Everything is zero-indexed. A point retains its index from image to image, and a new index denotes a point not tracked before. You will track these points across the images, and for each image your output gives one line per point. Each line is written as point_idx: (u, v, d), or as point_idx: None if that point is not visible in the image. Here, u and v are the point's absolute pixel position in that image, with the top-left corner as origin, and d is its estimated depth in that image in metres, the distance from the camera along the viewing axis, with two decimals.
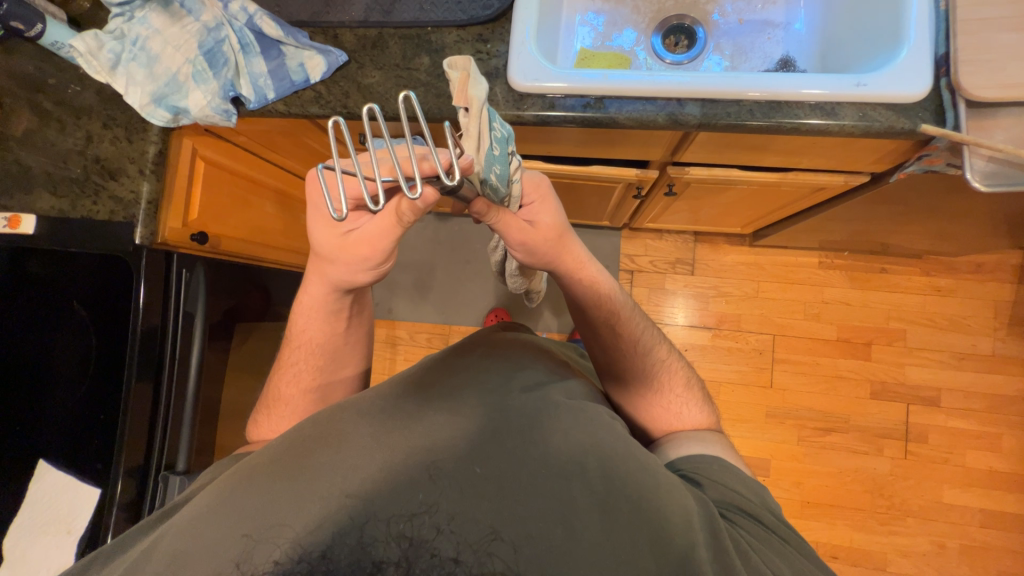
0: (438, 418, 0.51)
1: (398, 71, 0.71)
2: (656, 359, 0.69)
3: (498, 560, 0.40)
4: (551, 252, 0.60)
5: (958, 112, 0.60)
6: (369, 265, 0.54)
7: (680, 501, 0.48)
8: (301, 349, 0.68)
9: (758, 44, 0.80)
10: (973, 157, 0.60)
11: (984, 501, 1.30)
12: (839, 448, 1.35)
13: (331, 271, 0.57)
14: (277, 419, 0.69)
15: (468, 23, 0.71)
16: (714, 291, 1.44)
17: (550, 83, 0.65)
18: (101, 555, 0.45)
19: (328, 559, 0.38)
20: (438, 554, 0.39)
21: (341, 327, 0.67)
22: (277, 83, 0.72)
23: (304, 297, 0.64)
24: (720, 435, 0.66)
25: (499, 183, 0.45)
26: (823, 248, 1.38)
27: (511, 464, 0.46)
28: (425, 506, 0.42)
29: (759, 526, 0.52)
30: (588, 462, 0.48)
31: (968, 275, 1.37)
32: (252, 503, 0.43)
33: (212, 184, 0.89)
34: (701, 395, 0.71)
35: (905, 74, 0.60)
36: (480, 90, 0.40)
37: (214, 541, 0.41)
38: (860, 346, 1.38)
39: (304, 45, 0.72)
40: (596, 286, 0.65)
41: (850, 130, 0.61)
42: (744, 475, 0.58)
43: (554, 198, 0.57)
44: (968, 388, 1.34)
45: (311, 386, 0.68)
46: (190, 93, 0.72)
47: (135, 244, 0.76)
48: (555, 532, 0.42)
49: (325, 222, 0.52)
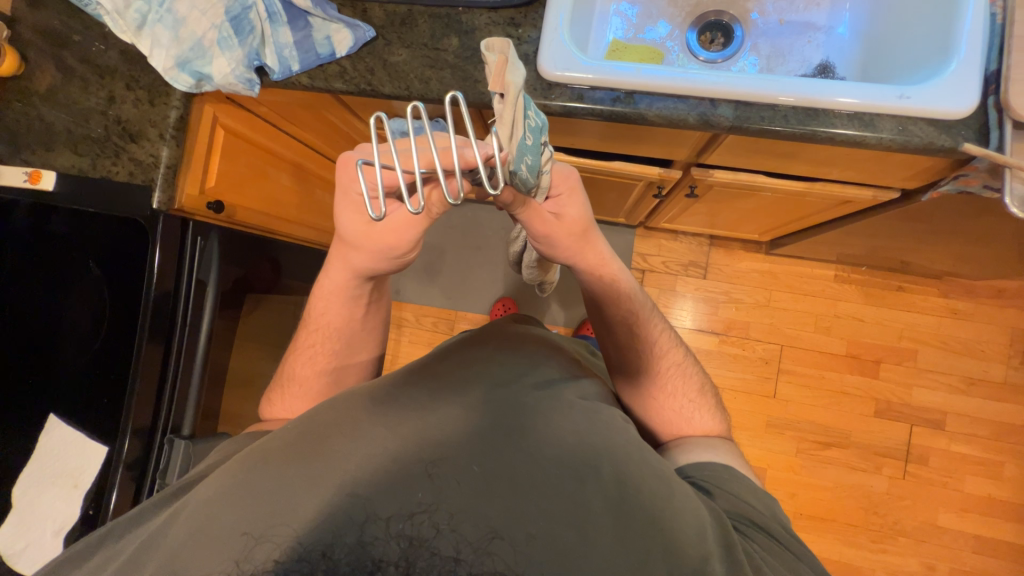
0: (446, 413, 0.51)
1: (426, 51, 0.69)
2: (671, 362, 0.69)
3: (498, 559, 0.40)
4: (574, 247, 0.59)
5: (1002, 132, 0.58)
6: (395, 255, 0.55)
7: (692, 511, 0.48)
8: (318, 332, 0.68)
9: (798, 46, 0.77)
10: (1013, 180, 0.58)
11: (979, 527, 1.29)
12: (837, 463, 1.35)
13: (355, 258, 0.56)
14: (289, 399, 0.69)
15: (500, 6, 0.69)
16: (725, 296, 1.43)
17: (580, 74, 0.63)
18: (120, 526, 0.48)
19: (328, 558, 0.37)
20: (438, 553, 0.38)
21: (360, 312, 0.67)
22: (303, 56, 0.71)
23: (326, 281, 0.63)
24: (730, 443, 0.66)
25: (530, 174, 0.44)
26: (840, 261, 1.36)
27: (517, 465, 0.47)
28: (424, 506, 0.41)
29: (770, 539, 0.52)
30: (592, 466, 0.48)
31: (988, 300, 1.34)
32: (258, 494, 0.44)
33: (230, 153, 0.88)
34: (713, 401, 0.70)
35: (951, 89, 0.57)
36: (518, 77, 0.38)
37: (216, 538, 0.41)
38: (868, 363, 1.36)
39: (331, 17, 0.71)
40: (615, 284, 0.65)
41: (888, 143, 0.59)
42: (755, 485, 0.58)
43: (583, 195, 0.56)
44: (975, 414, 1.32)
45: (326, 368, 0.69)
46: (215, 60, 0.71)
47: (151, 210, 0.77)
48: (561, 537, 0.42)
49: (352, 209, 0.51)
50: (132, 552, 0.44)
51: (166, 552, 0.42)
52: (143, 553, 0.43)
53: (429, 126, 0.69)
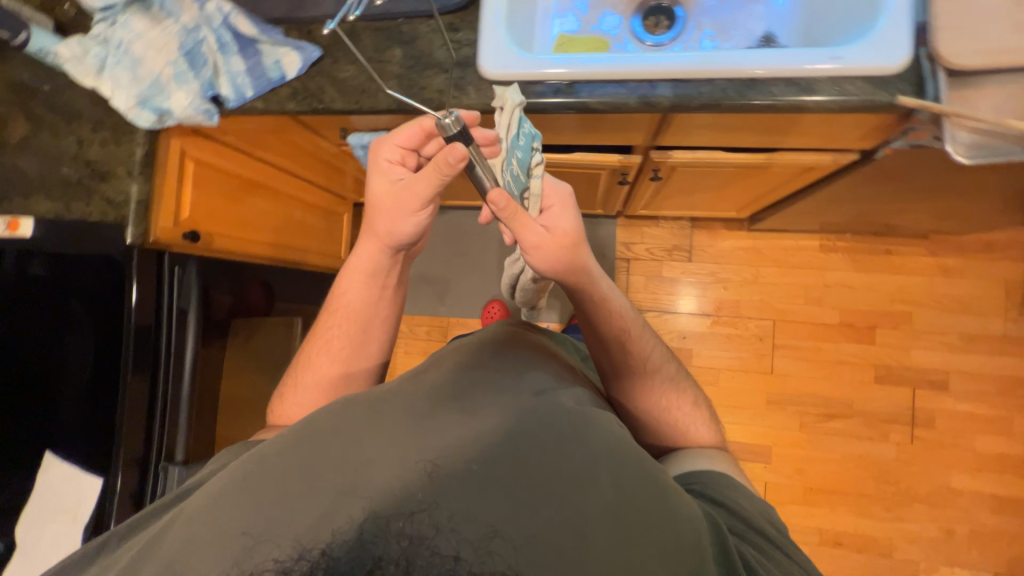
0: (452, 421, 0.53)
1: (371, 64, 0.70)
2: (666, 377, 0.71)
3: (499, 558, 0.40)
4: (564, 260, 0.60)
5: (938, 82, 0.56)
6: (412, 212, 0.62)
7: (690, 519, 0.49)
8: (338, 314, 0.75)
9: (740, 21, 0.78)
10: (954, 129, 0.55)
11: (994, 486, 1.27)
12: (843, 433, 1.33)
13: (380, 223, 0.66)
14: (302, 387, 0.74)
15: (438, 13, 0.69)
16: (712, 277, 1.42)
17: (519, 70, 0.64)
18: (115, 537, 0.48)
19: (328, 557, 0.38)
20: (438, 552, 0.38)
21: (376, 295, 0.74)
22: (255, 82, 0.73)
23: (355, 259, 0.73)
24: (727, 453, 0.68)
25: (518, 167, 0.57)
26: (823, 230, 1.35)
27: (519, 466, 0.47)
28: (424, 506, 0.43)
29: (767, 542, 0.53)
30: (598, 472, 0.49)
31: (979, 255, 1.31)
32: (255, 503, 0.44)
33: (202, 183, 0.91)
34: (709, 412, 0.73)
35: (882, 44, 0.56)
36: (513, 94, 0.55)
37: (217, 540, 0.42)
38: (864, 330, 1.35)
39: (278, 41, 0.72)
40: (608, 305, 0.67)
41: (826, 106, 0.58)
42: (751, 493, 0.59)
43: (571, 204, 0.62)
44: (979, 371, 1.30)
45: (339, 352, 0.74)
46: (172, 94, 0.75)
47: (127, 246, 0.80)
48: (565, 537, 0.43)
49: (381, 173, 0.63)
50: (129, 558, 0.44)
51: (167, 551, 0.42)
52: (145, 555, 0.44)
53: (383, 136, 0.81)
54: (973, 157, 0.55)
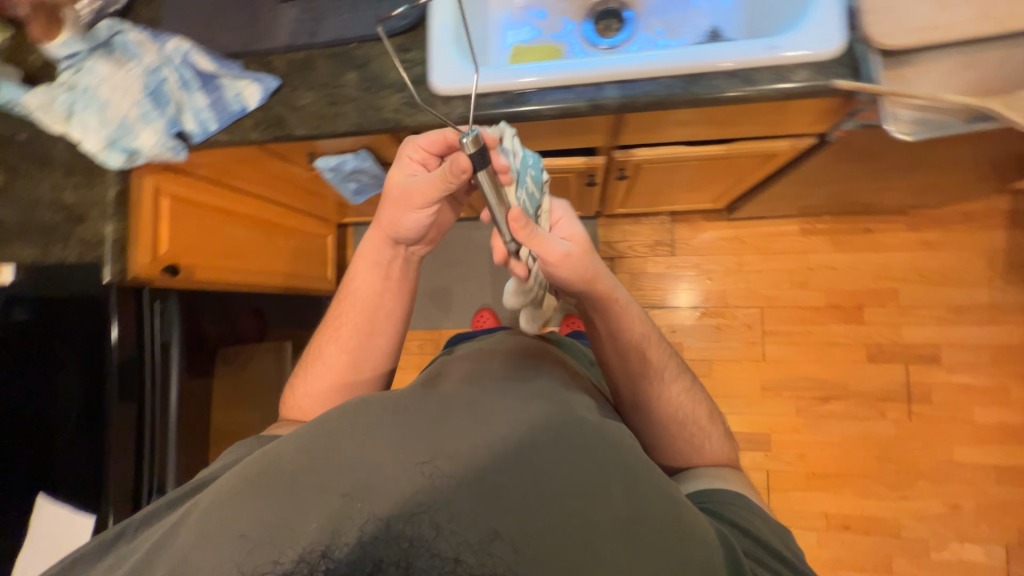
0: (462, 425, 0.54)
1: (328, 89, 0.72)
2: (679, 391, 0.74)
3: (496, 559, 0.43)
4: (581, 267, 0.57)
5: (873, 63, 0.56)
6: (415, 210, 0.66)
7: (703, 529, 0.51)
8: (346, 302, 0.80)
9: (688, 18, 0.79)
10: (892, 107, 0.56)
11: (996, 457, 1.26)
12: (840, 415, 1.33)
13: (385, 214, 0.69)
14: (311, 375, 0.79)
15: (388, 35, 0.70)
16: (697, 270, 1.43)
17: (469, 83, 0.66)
18: (130, 525, 0.55)
19: (328, 559, 0.42)
20: (438, 554, 0.42)
21: (382, 284, 0.78)
22: (218, 115, 0.75)
23: (363, 249, 0.77)
24: (738, 472, 0.72)
25: (534, 185, 0.57)
26: (802, 214, 1.35)
27: (523, 468, 0.49)
28: (423, 508, 0.46)
29: (778, 561, 0.55)
30: (605, 480, 0.50)
31: (959, 226, 1.31)
32: (264, 500, 0.48)
33: (180, 217, 0.93)
34: (722, 429, 0.76)
35: (816, 31, 0.58)
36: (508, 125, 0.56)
37: (229, 533, 0.46)
38: (852, 310, 1.35)
39: (237, 74, 0.74)
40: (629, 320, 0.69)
41: (769, 95, 0.59)
42: (769, 517, 0.62)
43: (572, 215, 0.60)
44: (970, 342, 1.29)
45: (344, 341, 0.79)
46: (140, 133, 0.76)
47: (104, 284, 0.80)
48: (563, 538, 0.45)
49: (400, 166, 0.63)
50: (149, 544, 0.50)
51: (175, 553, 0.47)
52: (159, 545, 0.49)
53: (354, 158, 0.83)
54: (915, 133, 0.56)
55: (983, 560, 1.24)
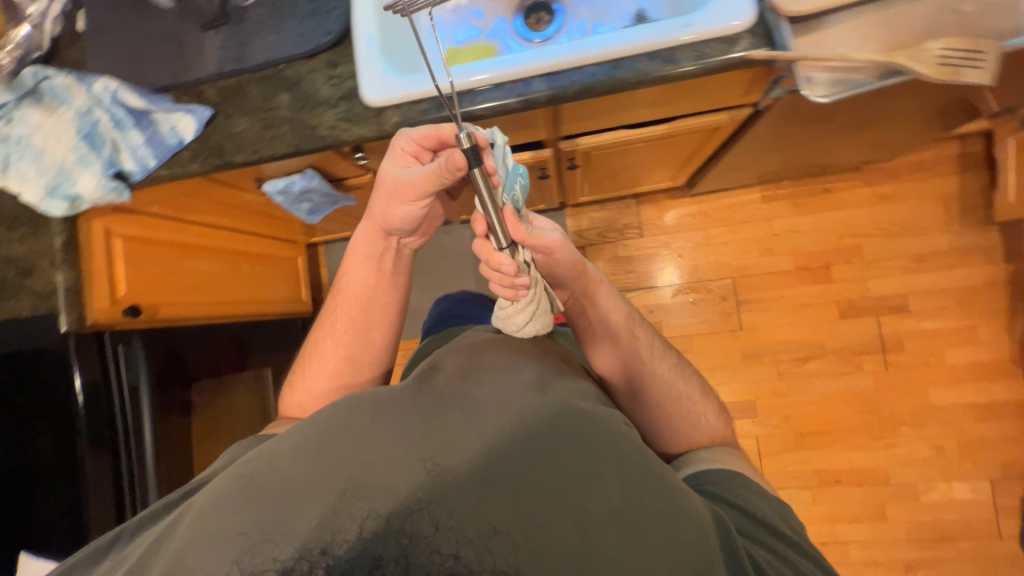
0: (456, 421, 0.55)
1: (262, 113, 0.71)
2: (669, 368, 0.77)
3: (498, 555, 0.43)
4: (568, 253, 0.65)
5: (783, 32, 0.58)
6: (407, 203, 0.66)
7: (697, 513, 0.53)
8: (342, 297, 0.82)
9: (614, 3, 0.80)
10: (807, 72, 0.57)
11: (972, 395, 1.30)
12: (820, 373, 1.36)
13: (375, 207, 0.71)
14: (309, 373, 0.80)
15: (314, 52, 0.70)
16: (667, 248, 1.44)
17: (399, 92, 0.66)
18: (129, 529, 0.55)
19: (328, 555, 0.41)
20: (438, 551, 0.41)
21: (375, 277, 0.80)
22: (155, 150, 0.74)
23: (355, 245, 0.79)
24: (736, 448, 0.73)
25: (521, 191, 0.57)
26: (761, 182, 1.37)
27: (522, 463, 0.50)
28: (423, 505, 0.45)
29: (773, 536, 0.56)
30: (602, 472, 0.51)
31: (912, 176, 1.34)
32: (260, 507, 0.48)
33: (136, 257, 0.92)
34: (718, 405, 0.78)
35: (727, 5, 0.59)
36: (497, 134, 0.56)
37: (226, 536, 0.47)
38: (820, 270, 1.37)
39: (169, 107, 0.74)
40: (609, 304, 0.75)
41: (691, 72, 0.60)
42: (768, 496, 0.63)
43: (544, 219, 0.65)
44: (936, 287, 1.33)
45: (341, 337, 0.80)
46: (79, 177, 0.75)
47: (62, 334, 0.79)
48: (563, 530, 0.47)
49: (393, 159, 0.63)
50: (144, 553, 0.50)
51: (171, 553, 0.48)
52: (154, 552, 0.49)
53: (300, 179, 0.83)
54: (830, 95, 0.56)
55: (971, 497, 1.28)
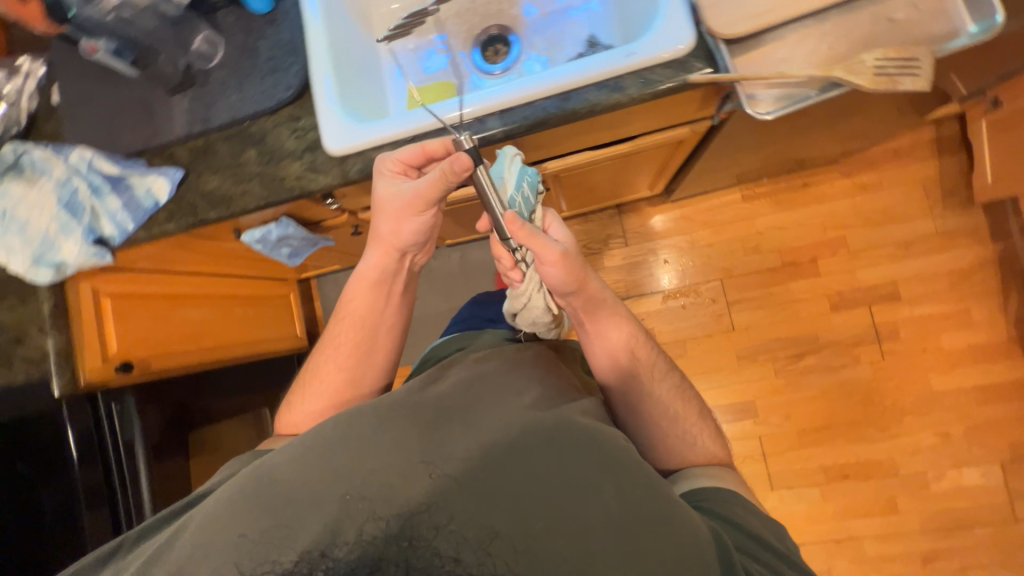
0: (457, 432, 0.55)
1: (232, 169, 0.74)
2: (670, 387, 0.76)
3: (497, 558, 0.45)
4: (570, 267, 0.61)
5: (723, 53, 0.59)
6: (414, 214, 0.70)
7: (696, 526, 0.53)
8: (345, 322, 0.80)
9: (566, 31, 0.83)
10: (751, 90, 0.58)
11: (972, 378, 1.29)
12: (817, 368, 1.35)
13: (381, 224, 0.73)
14: (308, 398, 0.78)
15: (276, 108, 0.73)
16: (652, 255, 1.45)
17: (360, 140, 0.69)
18: (132, 536, 0.56)
19: (328, 558, 0.44)
20: (439, 554, 0.44)
21: (382, 300, 0.80)
22: (133, 213, 0.76)
23: (363, 269, 0.79)
24: (733, 470, 0.73)
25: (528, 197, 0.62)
26: (740, 182, 1.38)
27: (524, 472, 0.50)
28: (424, 509, 0.47)
29: (769, 553, 0.56)
30: (604, 481, 0.51)
31: (890, 163, 1.35)
32: (261, 508, 0.49)
33: (126, 313, 0.94)
34: (716, 429, 0.78)
35: (667, 30, 0.60)
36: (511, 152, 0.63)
37: (225, 537, 0.48)
38: (807, 264, 1.37)
39: (143, 171, 0.76)
40: (618, 322, 0.73)
41: (639, 98, 0.61)
42: (765, 516, 0.63)
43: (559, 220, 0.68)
44: (925, 272, 1.32)
45: (345, 361, 0.79)
46: (63, 245, 0.78)
47: (55, 398, 0.81)
48: (562, 533, 0.47)
49: (387, 181, 0.67)
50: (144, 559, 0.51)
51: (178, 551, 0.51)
52: (155, 557, 0.50)
53: (276, 227, 0.85)
54: (774, 111, 0.57)
55: (983, 482, 1.26)
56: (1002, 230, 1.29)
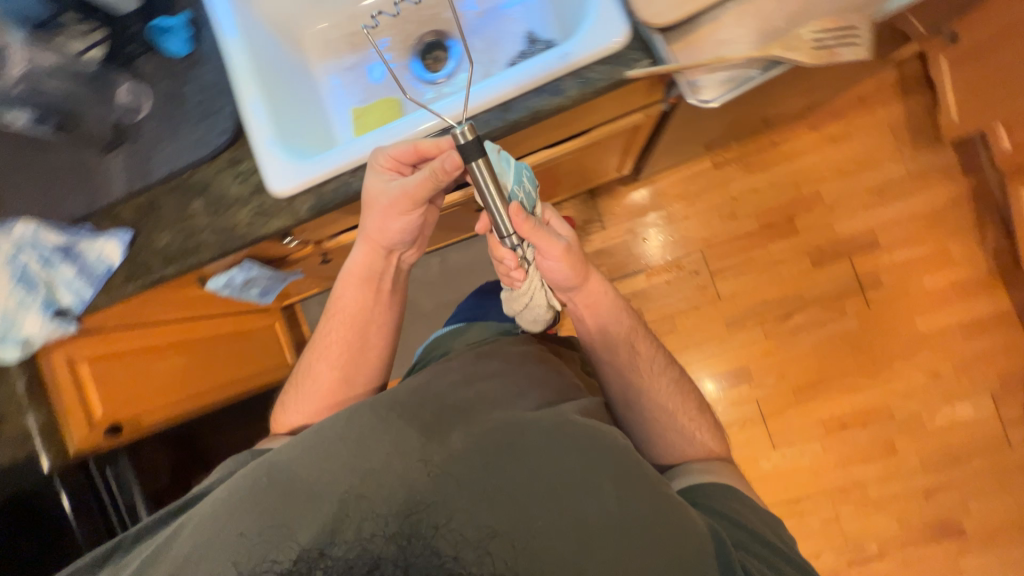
0: (457, 435, 0.56)
1: (180, 224, 0.73)
2: (668, 382, 0.78)
3: (495, 557, 0.46)
4: (572, 263, 0.68)
5: (659, 44, 0.58)
6: (403, 212, 0.69)
7: (694, 522, 0.53)
8: (336, 318, 0.80)
9: (503, 29, 0.80)
10: (693, 77, 0.58)
11: (957, 315, 1.30)
12: (804, 326, 1.36)
13: (367, 221, 0.71)
14: (301, 399, 0.78)
15: (215, 154, 0.73)
16: (630, 235, 1.43)
17: (303, 178, 0.68)
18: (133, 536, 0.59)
19: (327, 556, 0.46)
20: (438, 553, 0.45)
21: (372, 296, 0.80)
22: (91, 279, 0.74)
23: (350, 266, 0.78)
24: (730, 463, 0.73)
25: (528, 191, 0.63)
26: (708, 149, 1.36)
27: (522, 473, 0.51)
28: (425, 506, 0.49)
29: (765, 548, 0.58)
30: (604, 480, 0.52)
31: (855, 111, 1.33)
32: (261, 509, 0.51)
33: (106, 377, 0.92)
34: (714, 422, 0.78)
35: (599, 27, 0.58)
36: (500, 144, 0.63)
37: (226, 537, 0.50)
38: (785, 224, 1.37)
39: (92, 236, 0.75)
40: (618, 318, 0.78)
41: (580, 99, 0.59)
42: (761, 509, 0.64)
43: (560, 217, 0.72)
44: (902, 216, 1.32)
45: (337, 358, 0.78)
46: (25, 321, 0.74)
47: (46, 472, 0.81)
48: (560, 529, 0.48)
49: (376, 177, 0.65)
50: (150, 559, 0.53)
51: (179, 550, 0.52)
52: (160, 558, 0.53)
53: (240, 270, 0.84)
54: (718, 97, 0.57)
55: (976, 414, 1.29)
56: (972, 164, 1.29)
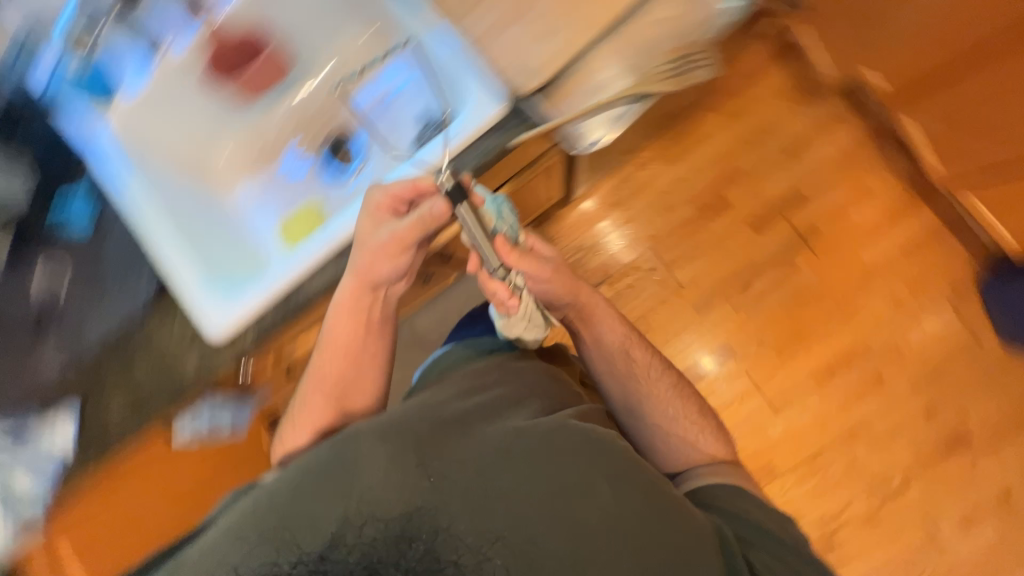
0: (461, 445, 0.60)
1: (128, 388, 0.80)
2: (666, 388, 0.79)
3: (493, 560, 0.51)
4: (552, 277, 0.74)
5: (531, 109, 0.77)
6: (398, 254, 0.75)
7: (695, 526, 0.59)
8: (329, 351, 0.78)
9: (393, 119, 0.99)
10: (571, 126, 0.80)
11: (894, 239, 1.39)
12: (766, 289, 1.41)
13: (359, 260, 0.75)
14: (295, 430, 0.77)
15: (150, 309, 0.82)
16: (582, 251, 1.46)
17: (236, 313, 0.79)
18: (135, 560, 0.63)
19: (327, 560, 0.49)
20: (439, 557, 0.50)
21: (363, 330, 0.78)
22: (52, 467, 0.81)
23: (338, 298, 0.77)
24: (737, 464, 0.74)
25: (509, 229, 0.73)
26: (627, 154, 1.43)
27: (522, 480, 0.56)
28: (429, 512, 0.53)
29: (772, 540, 0.63)
30: (597, 483, 0.58)
31: (744, 85, 1.43)
32: (263, 517, 0.55)
33: (88, 546, 0.93)
34: (717, 426, 0.79)
35: (476, 116, 0.77)
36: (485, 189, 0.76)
37: (229, 546, 0.53)
38: (717, 201, 1.44)
39: (43, 426, 0.79)
40: (613, 330, 0.80)
41: (479, 167, 0.78)
42: (768, 507, 0.68)
43: (545, 243, 0.79)
44: (817, 165, 1.41)
45: (333, 392, 0.77)
46: (18, 503, 0.86)
47: None
48: (555, 532, 0.53)
49: (372, 220, 0.75)
50: None
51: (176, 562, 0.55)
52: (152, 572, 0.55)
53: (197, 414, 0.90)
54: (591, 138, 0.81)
55: (943, 324, 1.36)
56: (861, 104, 1.40)
